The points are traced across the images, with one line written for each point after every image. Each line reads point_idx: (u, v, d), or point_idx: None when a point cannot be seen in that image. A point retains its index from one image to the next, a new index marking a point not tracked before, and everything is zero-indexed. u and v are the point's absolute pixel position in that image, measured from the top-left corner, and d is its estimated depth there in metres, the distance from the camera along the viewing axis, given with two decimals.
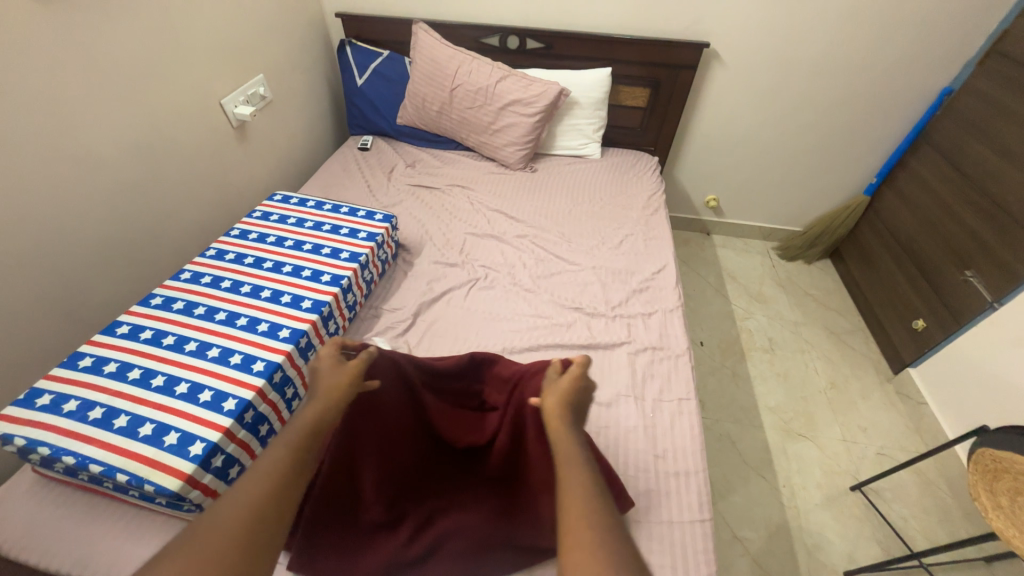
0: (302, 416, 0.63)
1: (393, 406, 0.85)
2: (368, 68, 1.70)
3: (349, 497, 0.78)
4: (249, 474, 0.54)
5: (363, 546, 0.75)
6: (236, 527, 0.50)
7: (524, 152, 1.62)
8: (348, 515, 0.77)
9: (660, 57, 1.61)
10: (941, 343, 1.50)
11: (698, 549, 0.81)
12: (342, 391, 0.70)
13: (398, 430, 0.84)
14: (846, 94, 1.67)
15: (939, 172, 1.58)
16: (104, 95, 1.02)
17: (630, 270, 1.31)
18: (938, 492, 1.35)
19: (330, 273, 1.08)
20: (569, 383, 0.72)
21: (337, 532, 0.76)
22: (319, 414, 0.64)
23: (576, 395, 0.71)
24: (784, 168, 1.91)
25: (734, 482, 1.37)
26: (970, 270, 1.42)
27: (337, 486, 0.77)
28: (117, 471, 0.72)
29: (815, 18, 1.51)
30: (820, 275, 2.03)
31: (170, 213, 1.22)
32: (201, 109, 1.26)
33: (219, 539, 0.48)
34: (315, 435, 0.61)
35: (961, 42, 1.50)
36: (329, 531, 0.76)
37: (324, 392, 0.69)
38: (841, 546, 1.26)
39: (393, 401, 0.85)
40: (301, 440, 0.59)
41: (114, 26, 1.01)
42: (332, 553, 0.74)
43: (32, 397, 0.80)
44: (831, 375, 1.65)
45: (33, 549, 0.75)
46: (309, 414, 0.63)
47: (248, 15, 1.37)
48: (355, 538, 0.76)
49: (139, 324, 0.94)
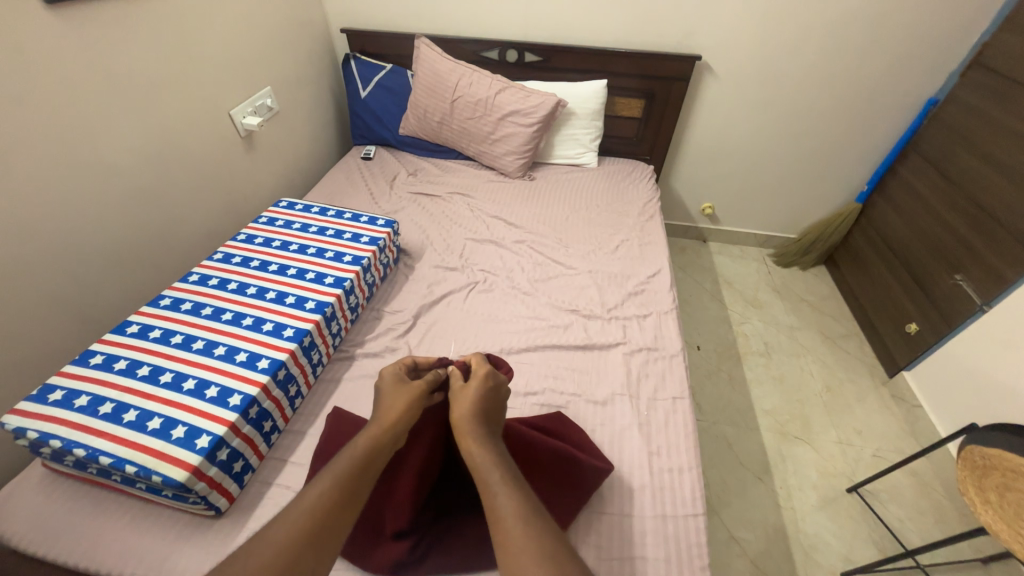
0: (352, 448, 0.66)
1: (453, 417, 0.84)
2: (371, 80, 1.76)
3: (383, 493, 0.80)
4: None
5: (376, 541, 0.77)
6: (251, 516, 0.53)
7: (522, 161, 1.66)
8: (376, 514, 0.79)
9: (654, 70, 1.66)
10: (932, 347, 1.53)
11: (691, 543, 0.82)
12: (397, 419, 0.72)
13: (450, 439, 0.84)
14: (835, 104, 1.72)
15: (927, 180, 1.61)
16: (121, 106, 1.07)
17: (625, 274, 1.34)
18: (933, 494, 1.36)
19: (333, 275, 1.12)
20: (474, 390, 0.77)
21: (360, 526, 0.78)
22: (370, 446, 0.67)
23: (478, 400, 0.76)
24: (778, 176, 1.95)
25: (731, 483, 1.38)
26: (959, 274, 1.45)
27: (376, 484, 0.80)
28: (126, 463, 0.75)
29: (802, 31, 1.57)
30: (815, 281, 2.06)
31: (179, 219, 1.26)
32: (211, 119, 1.31)
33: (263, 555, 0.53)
34: (364, 469, 0.64)
35: (945, 54, 1.55)
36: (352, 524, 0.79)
37: (382, 421, 0.71)
38: (838, 547, 1.26)
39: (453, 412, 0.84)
40: (347, 476, 0.62)
41: (131, 40, 1.07)
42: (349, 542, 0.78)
43: (45, 393, 0.83)
44: (826, 379, 1.67)
45: (42, 542, 0.77)
46: (360, 445, 0.67)
47: (256, 31, 1.43)
48: (371, 537, 0.77)
49: (149, 324, 0.97)
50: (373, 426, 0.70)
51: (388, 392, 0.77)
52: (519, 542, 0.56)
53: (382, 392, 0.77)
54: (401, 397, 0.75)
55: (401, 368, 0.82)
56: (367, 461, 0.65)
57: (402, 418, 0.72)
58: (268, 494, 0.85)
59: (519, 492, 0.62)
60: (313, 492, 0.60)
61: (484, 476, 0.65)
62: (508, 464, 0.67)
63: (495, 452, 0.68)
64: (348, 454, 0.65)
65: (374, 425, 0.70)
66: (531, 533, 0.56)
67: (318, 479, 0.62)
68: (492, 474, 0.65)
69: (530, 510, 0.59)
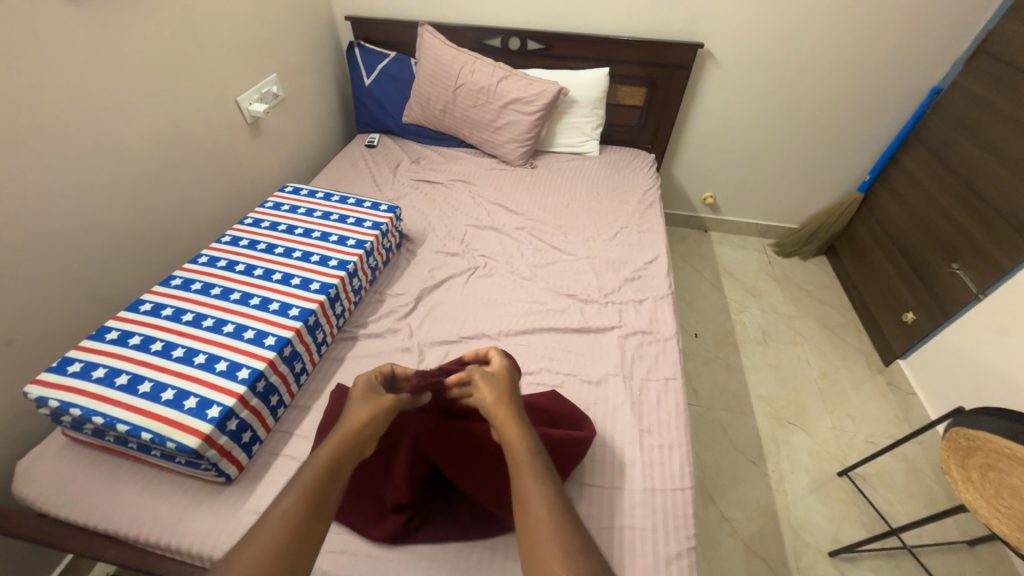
0: (313, 459, 0.64)
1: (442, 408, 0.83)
2: (375, 68, 1.77)
3: (383, 470, 0.83)
4: None
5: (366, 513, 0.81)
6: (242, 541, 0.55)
7: (524, 149, 1.68)
8: (377, 491, 0.82)
9: (656, 57, 1.66)
10: (929, 336, 1.54)
11: (678, 514, 0.85)
12: (361, 429, 0.70)
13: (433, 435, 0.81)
14: (838, 92, 1.71)
15: (929, 170, 1.61)
16: (132, 92, 1.10)
17: (623, 260, 1.37)
18: (923, 478, 1.39)
19: (337, 258, 1.15)
20: (504, 383, 0.80)
21: (358, 500, 0.82)
22: (334, 455, 0.65)
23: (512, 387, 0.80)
24: (779, 166, 1.95)
25: (724, 466, 1.42)
26: (957, 263, 1.46)
27: (375, 462, 0.84)
28: (142, 430, 0.79)
29: (805, 19, 1.56)
30: (816, 271, 2.07)
31: (188, 204, 1.30)
32: (218, 106, 1.34)
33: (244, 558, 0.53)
34: (329, 480, 0.63)
35: (950, 42, 1.54)
36: (351, 497, 0.82)
37: (341, 432, 0.68)
38: (827, 528, 1.30)
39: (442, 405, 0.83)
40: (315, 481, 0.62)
41: (140, 28, 1.09)
42: (350, 514, 0.81)
43: (64, 365, 0.87)
44: (822, 366, 1.69)
45: (64, 504, 0.82)
46: (322, 456, 0.65)
47: (262, 18, 1.45)
48: (362, 509, 0.81)
49: (161, 302, 1.01)
50: (332, 438, 0.68)
51: (357, 401, 0.75)
52: (542, 524, 0.58)
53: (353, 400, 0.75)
54: (371, 407, 0.73)
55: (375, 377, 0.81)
56: (333, 468, 0.64)
57: (365, 427, 0.70)
58: (276, 465, 0.90)
59: (548, 479, 0.64)
60: (281, 504, 0.58)
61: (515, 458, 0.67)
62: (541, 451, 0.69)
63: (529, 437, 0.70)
64: (311, 465, 0.63)
65: (334, 435, 0.68)
66: (553, 516, 0.59)
67: (285, 494, 0.60)
68: (524, 457, 0.66)
69: (554, 494, 0.62)
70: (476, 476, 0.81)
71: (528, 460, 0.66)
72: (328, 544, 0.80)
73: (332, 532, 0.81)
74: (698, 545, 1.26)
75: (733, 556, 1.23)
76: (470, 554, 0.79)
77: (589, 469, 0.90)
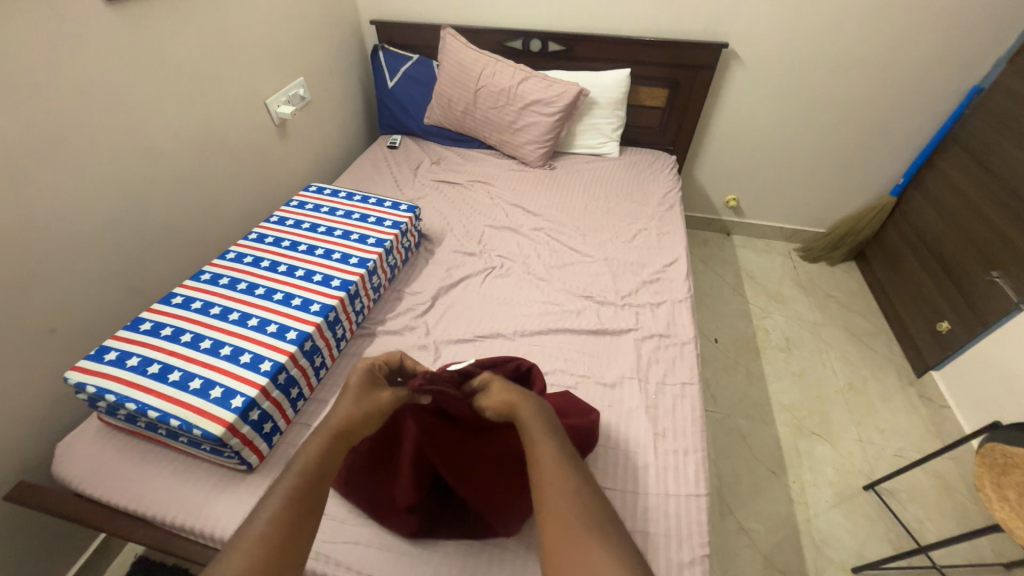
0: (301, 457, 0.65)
1: (443, 408, 0.81)
2: (398, 71, 1.81)
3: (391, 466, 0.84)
4: None
5: (368, 500, 0.83)
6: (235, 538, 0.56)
7: (543, 150, 1.68)
8: (386, 487, 0.83)
9: (679, 58, 1.64)
10: (965, 346, 1.47)
11: (692, 520, 0.84)
12: (351, 427, 0.71)
13: (432, 435, 0.80)
14: (870, 92, 1.65)
15: (967, 173, 1.54)
16: (168, 95, 1.15)
17: (641, 263, 1.35)
18: (956, 495, 1.33)
19: (358, 256, 1.17)
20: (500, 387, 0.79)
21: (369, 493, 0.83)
22: (320, 454, 0.66)
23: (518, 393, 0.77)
24: (807, 168, 1.89)
25: (743, 474, 1.38)
26: (996, 271, 1.39)
27: (382, 458, 0.85)
28: (170, 417, 0.82)
29: (835, 17, 1.51)
30: (844, 277, 2.00)
31: (218, 202, 1.35)
32: (248, 108, 1.39)
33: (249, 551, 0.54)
34: (315, 482, 0.63)
35: (992, 39, 1.46)
36: (360, 492, 0.83)
37: (327, 431, 0.69)
38: (851, 544, 1.25)
39: (443, 406, 0.81)
40: (304, 483, 0.62)
41: (177, 33, 1.15)
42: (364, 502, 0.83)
43: (101, 353, 0.92)
44: (849, 376, 1.63)
45: (97, 485, 0.87)
46: (307, 457, 0.65)
47: (291, 23, 1.50)
48: (362, 495, 0.83)
49: (191, 296, 1.05)
50: (316, 436, 0.68)
51: (350, 396, 0.75)
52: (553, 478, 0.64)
53: (346, 394, 0.76)
54: (362, 407, 0.74)
55: (374, 366, 0.81)
56: (321, 468, 0.65)
57: (355, 426, 0.71)
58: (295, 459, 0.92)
59: (560, 441, 0.70)
60: (267, 510, 0.59)
61: (527, 425, 0.72)
62: (551, 418, 0.75)
63: (538, 407, 0.76)
64: (296, 466, 0.64)
65: (319, 433, 0.69)
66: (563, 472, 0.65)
67: (268, 501, 0.60)
68: (534, 424, 0.72)
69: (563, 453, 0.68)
70: (472, 475, 0.81)
71: (539, 426, 0.72)
72: (342, 537, 0.82)
73: (346, 524, 0.83)
74: (714, 554, 1.24)
75: (750, 568, 1.20)
76: (478, 550, 0.80)
77: (600, 470, 0.90)
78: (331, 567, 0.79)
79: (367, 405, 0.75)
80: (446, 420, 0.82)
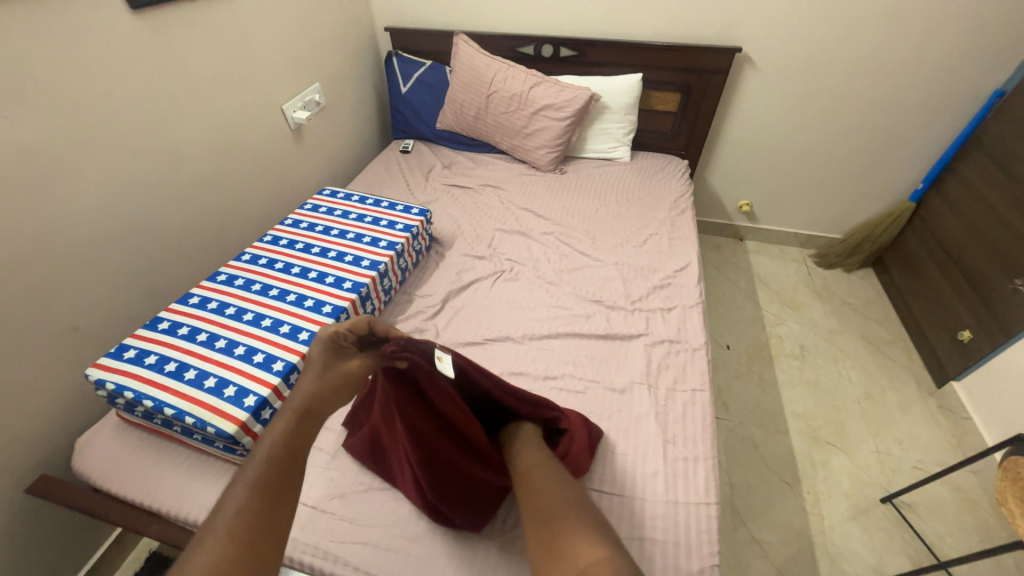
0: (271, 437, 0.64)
1: (432, 401, 0.75)
2: (412, 76, 1.83)
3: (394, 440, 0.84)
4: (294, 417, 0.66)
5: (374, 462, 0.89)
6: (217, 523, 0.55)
7: (554, 155, 1.69)
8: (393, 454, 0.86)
9: (691, 63, 1.64)
10: (988, 356, 1.42)
11: (701, 529, 0.83)
12: (322, 401, 0.67)
13: (413, 428, 0.74)
14: (887, 96, 1.63)
15: (990, 178, 1.50)
16: (189, 102, 1.19)
17: (652, 268, 1.34)
18: (978, 510, 1.29)
19: (369, 259, 1.19)
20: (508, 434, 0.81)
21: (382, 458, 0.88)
22: (287, 438, 0.64)
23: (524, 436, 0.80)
24: (822, 173, 1.87)
25: (755, 483, 1.36)
26: (1019, 279, 1.34)
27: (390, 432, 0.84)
28: (185, 415, 0.84)
29: (852, 21, 1.50)
30: (861, 284, 1.96)
31: (234, 205, 1.38)
32: (265, 114, 1.42)
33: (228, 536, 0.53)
34: (283, 466, 0.61)
35: (1014, 42, 1.43)
36: (372, 454, 0.89)
37: (293, 410, 0.66)
38: (868, 558, 1.22)
39: (433, 401, 0.74)
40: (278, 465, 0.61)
41: (199, 42, 1.18)
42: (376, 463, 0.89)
43: (121, 351, 0.95)
44: (866, 385, 1.60)
45: (113, 479, 0.89)
46: (274, 441, 0.63)
47: (308, 30, 1.53)
48: (365, 458, 0.89)
49: (207, 296, 1.07)
50: (282, 418, 0.66)
51: (315, 368, 0.68)
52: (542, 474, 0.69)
53: (313, 363, 0.69)
54: (328, 380, 0.68)
55: (344, 335, 0.69)
56: (294, 450, 0.63)
57: (324, 402, 0.67)
58: (310, 458, 0.92)
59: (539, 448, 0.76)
60: (234, 499, 0.57)
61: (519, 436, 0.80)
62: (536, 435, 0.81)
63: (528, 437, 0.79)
64: (263, 450, 0.62)
65: (285, 414, 0.66)
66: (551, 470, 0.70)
67: (235, 489, 0.58)
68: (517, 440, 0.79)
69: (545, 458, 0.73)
70: (447, 469, 0.79)
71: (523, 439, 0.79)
72: (349, 538, 0.82)
73: (352, 523, 0.84)
74: (724, 564, 1.22)
75: None
76: (485, 555, 0.80)
77: (607, 477, 0.89)
78: (341, 567, 0.80)
79: (335, 377, 0.68)
80: (435, 415, 0.77)
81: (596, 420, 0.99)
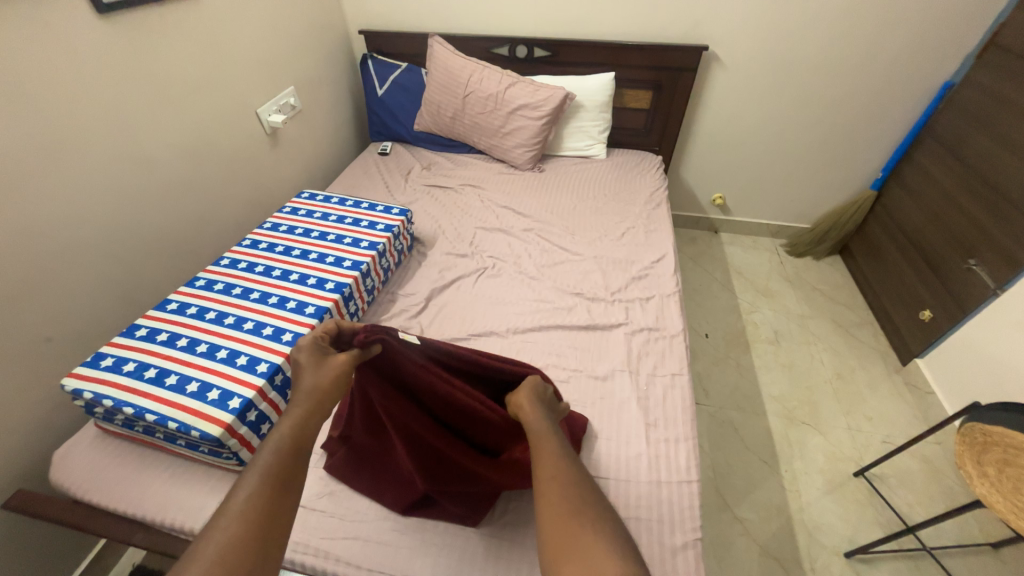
0: (275, 433, 0.61)
1: (416, 391, 0.79)
2: (388, 78, 1.83)
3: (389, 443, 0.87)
4: (308, 413, 0.64)
5: (359, 475, 0.88)
6: (220, 518, 0.53)
7: (531, 154, 1.71)
8: (386, 460, 0.87)
9: (662, 61, 1.69)
10: (947, 332, 1.51)
11: (684, 505, 0.86)
12: (328, 393, 0.66)
13: (403, 422, 0.79)
14: (845, 90, 1.71)
15: (943, 165, 1.58)
16: (159, 106, 1.17)
17: (630, 260, 1.38)
18: (943, 479, 1.36)
19: (351, 259, 1.19)
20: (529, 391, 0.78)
21: (373, 471, 0.88)
22: (297, 428, 0.62)
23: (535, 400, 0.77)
24: (789, 165, 1.94)
25: (736, 465, 1.41)
26: (973, 259, 1.43)
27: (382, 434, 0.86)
28: (168, 420, 0.83)
29: (809, 19, 1.57)
30: (829, 271, 2.05)
31: (210, 210, 1.36)
32: (239, 118, 1.41)
33: (232, 534, 0.52)
34: (292, 457, 0.60)
35: (958, 38, 1.53)
36: (360, 466, 0.88)
37: (307, 396, 0.65)
38: (843, 530, 1.27)
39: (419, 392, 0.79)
40: (281, 459, 0.59)
41: (167, 46, 1.17)
42: (364, 478, 0.87)
43: (97, 359, 0.93)
44: (837, 366, 1.67)
45: (94, 489, 0.87)
46: (285, 430, 0.61)
47: (280, 32, 1.52)
48: (351, 472, 0.88)
49: (186, 302, 1.06)
50: (299, 404, 0.64)
51: (308, 368, 0.68)
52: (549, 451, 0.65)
53: (302, 368, 0.68)
54: (323, 377, 0.67)
55: (321, 337, 0.72)
56: (298, 445, 0.61)
57: (333, 393, 0.67)
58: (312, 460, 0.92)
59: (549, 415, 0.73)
60: (245, 488, 0.56)
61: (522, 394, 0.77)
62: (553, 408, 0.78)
63: (537, 394, 0.78)
64: (272, 443, 0.60)
65: (299, 401, 0.65)
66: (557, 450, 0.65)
67: (246, 478, 0.57)
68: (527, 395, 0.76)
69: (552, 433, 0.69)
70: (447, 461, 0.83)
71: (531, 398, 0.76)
72: (344, 535, 0.82)
73: (345, 520, 0.84)
74: (709, 545, 1.25)
75: (745, 557, 1.22)
76: (477, 544, 0.81)
77: (593, 461, 0.92)
78: (337, 564, 0.80)
79: (328, 372, 0.67)
80: (422, 403, 0.81)
81: (581, 408, 1.01)
